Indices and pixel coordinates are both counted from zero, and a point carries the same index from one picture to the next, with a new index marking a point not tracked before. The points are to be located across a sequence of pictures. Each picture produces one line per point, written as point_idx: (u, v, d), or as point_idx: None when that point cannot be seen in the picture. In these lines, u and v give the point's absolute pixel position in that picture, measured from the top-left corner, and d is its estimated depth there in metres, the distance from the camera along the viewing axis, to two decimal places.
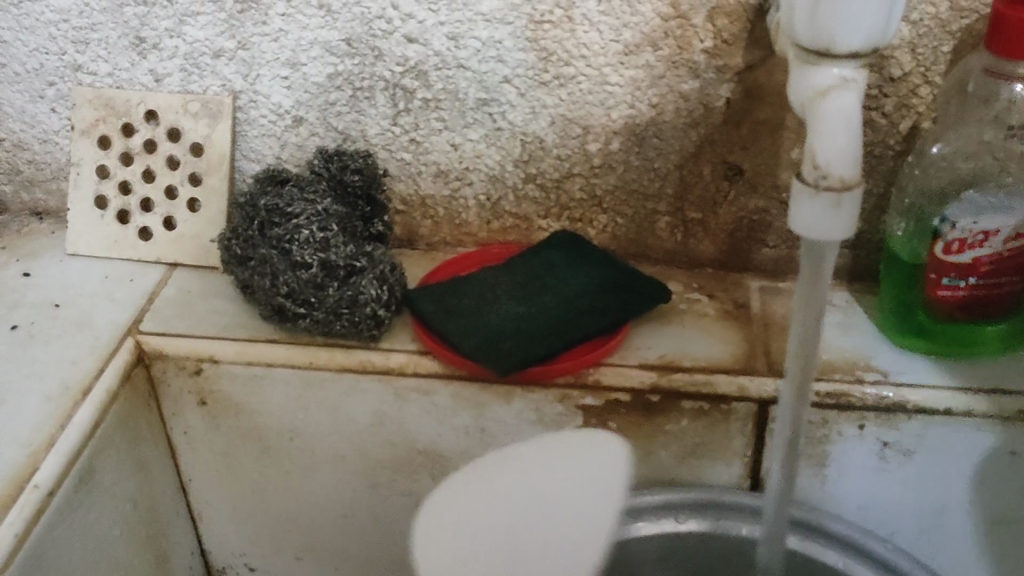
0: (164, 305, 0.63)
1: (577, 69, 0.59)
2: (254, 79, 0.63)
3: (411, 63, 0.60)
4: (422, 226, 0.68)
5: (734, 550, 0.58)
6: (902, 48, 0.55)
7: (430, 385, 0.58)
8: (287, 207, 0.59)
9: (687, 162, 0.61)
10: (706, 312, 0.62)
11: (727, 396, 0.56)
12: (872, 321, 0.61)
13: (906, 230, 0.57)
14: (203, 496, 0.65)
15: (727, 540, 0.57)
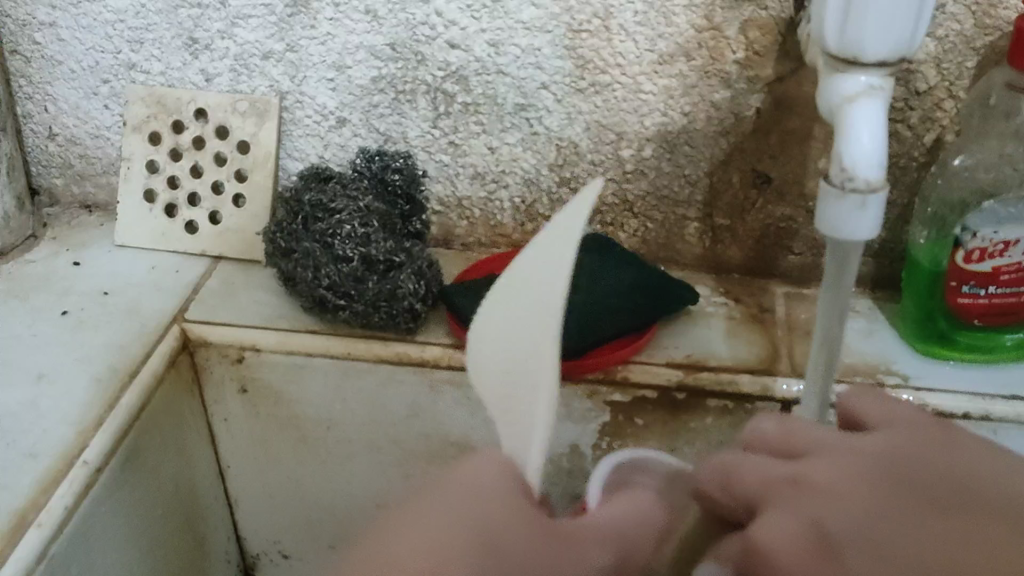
0: (207, 296, 0.65)
1: (613, 77, 0.61)
2: (301, 80, 0.65)
3: (453, 68, 0.63)
4: (458, 227, 0.70)
5: None
6: (928, 63, 0.57)
7: (463, 378, 0.60)
8: (330, 203, 0.61)
9: (717, 169, 0.63)
10: (732, 316, 0.64)
11: (751, 396, 0.58)
12: (893, 327, 0.63)
13: (929, 239, 0.59)
14: (241, 484, 0.68)
15: None
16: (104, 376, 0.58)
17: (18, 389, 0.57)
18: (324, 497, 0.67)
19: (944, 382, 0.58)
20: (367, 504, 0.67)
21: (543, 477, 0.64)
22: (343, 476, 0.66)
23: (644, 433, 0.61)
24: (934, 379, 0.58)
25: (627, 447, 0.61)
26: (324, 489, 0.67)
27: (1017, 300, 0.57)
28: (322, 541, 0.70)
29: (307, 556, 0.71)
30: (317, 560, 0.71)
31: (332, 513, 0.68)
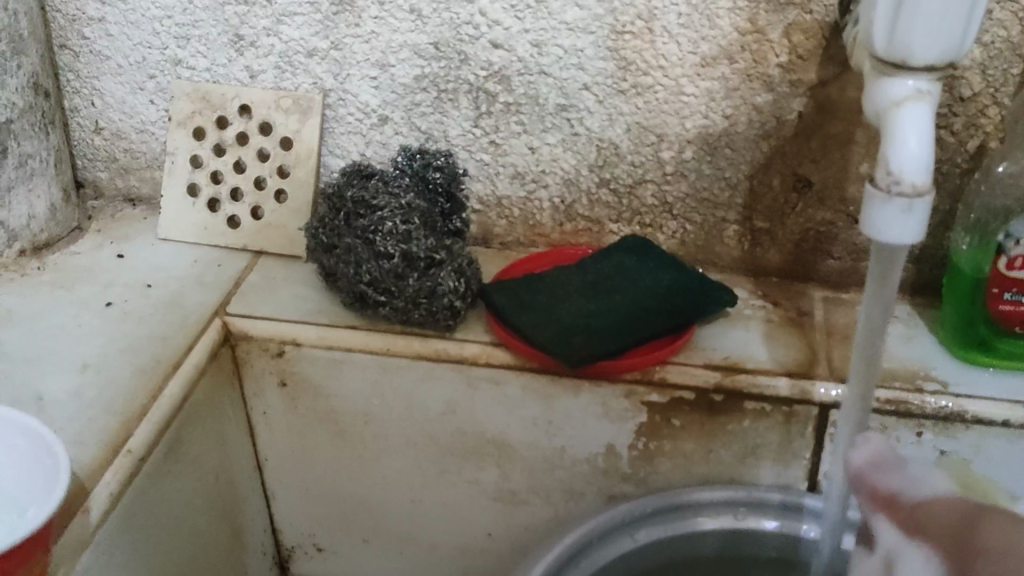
0: (249, 290, 0.66)
1: (655, 79, 0.61)
2: (345, 78, 0.66)
3: (496, 68, 0.63)
4: (497, 226, 0.70)
5: (791, 549, 0.59)
6: (973, 69, 0.57)
7: (501, 376, 0.61)
8: (372, 199, 0.62)
9: (758, 172, 0.63)
10: (770, 319, 0.64)
11: (789, 399, 0.58)
12: (933, 333, 0.63)
13: (972, 245, 0.59)
14: (278, 476, 0.68)
15: (783, 539, 0.59)
16: (148, 367, 0.58)
17: (64, 378, 0.57)
18: (359, 492, 0.68)
19: (984, 389, 0.58)
20: (403, 500, 0.67)
21: (578, 476, 0.64)
22: (379, 471, 0.66)
23: (681, 434, 0.61)
24: (974, 386, 0.58)
25: (663, 448, 0.61)
26: (359, 483, 0.67)
27: None
28: (357, 535, 0.71)
29: (342, 549, 0.72)
30: (352, 554, 0.72)
31: (367, 508, 0.69)
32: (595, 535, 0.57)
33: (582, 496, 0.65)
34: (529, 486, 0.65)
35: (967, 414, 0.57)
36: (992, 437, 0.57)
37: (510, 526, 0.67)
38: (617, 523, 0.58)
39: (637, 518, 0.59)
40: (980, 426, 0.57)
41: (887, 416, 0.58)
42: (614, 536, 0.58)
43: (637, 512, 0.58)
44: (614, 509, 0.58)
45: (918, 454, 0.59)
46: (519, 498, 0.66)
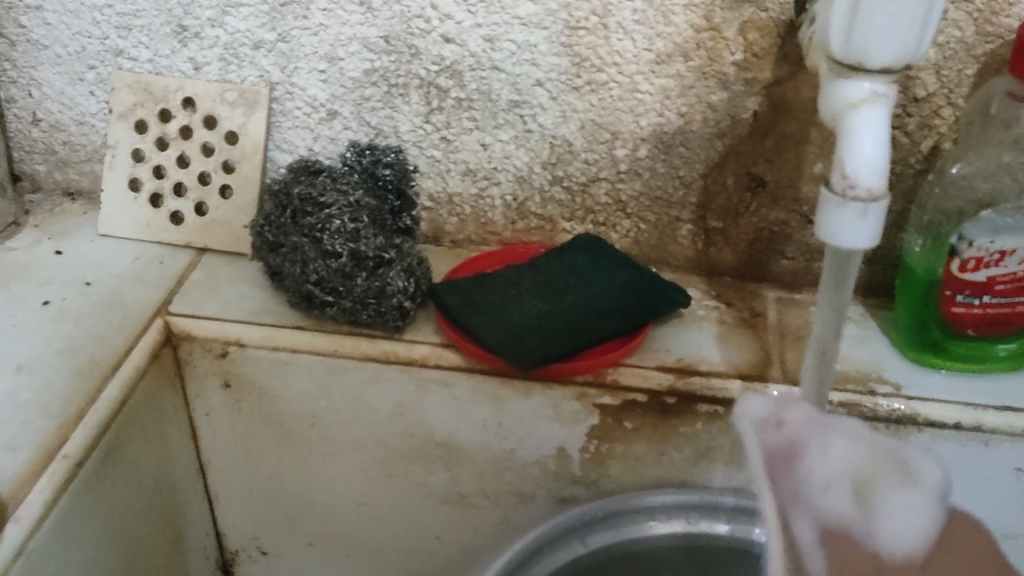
0: (191, 289, 0.64)
1: (609, 76, 0.60)
2: (292, 71, 0.64)
3: (447, 62, 0.62)
4: (448, 223, 0.69)
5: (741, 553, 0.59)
6: (927, 70, 0.57)
7: (451, 378, 0.59)
8: (320, 197, 0.60)
9: (712, 171, 0.63)
10: (723, 320, 0.63)
11: (742, 402, 0.57)
12: (885, 334, 0.63)
13: (924, 248, 0.59)
14: (221, 479, 0.67)
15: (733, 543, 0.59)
16: (86, 368, 0.56)
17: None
18: (305, 495, 0.66)
19: (936, 392, 0.58)
20: (350, 503, 0.66)
21: (529, 479, 0.63)
22: (325, 473, 0.65)
23: (633, 437, 0.60)
24: (925, 388, 0.58)
25: (615, 451, 0.61)
26: (305, 486, 0.66)
27: (1010, 310, 0.57)
28: (303, 539, 0.69)
29: (287, 553, 0.70)
30: (297, 558, 0.70)
31: (314, 511, 0.67)
32: (548, 539, 0.56)
33: (533, 499, 0.64)
34: (479, 489, 0.64)
35: (919, 417, 0.56)
36: (942, 440, 0.57)
37: (460, 529, 0.66)
38: (569, 525, 0.57)
39: (588, 521, 0.58)
40: (931, 429, 0.57)
41: (840, 419, 0.58)
42: (566, 540, 0.57)
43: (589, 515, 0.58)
44: (568, 513, 0.58)
45: None
46: (469, 501, 0.65)
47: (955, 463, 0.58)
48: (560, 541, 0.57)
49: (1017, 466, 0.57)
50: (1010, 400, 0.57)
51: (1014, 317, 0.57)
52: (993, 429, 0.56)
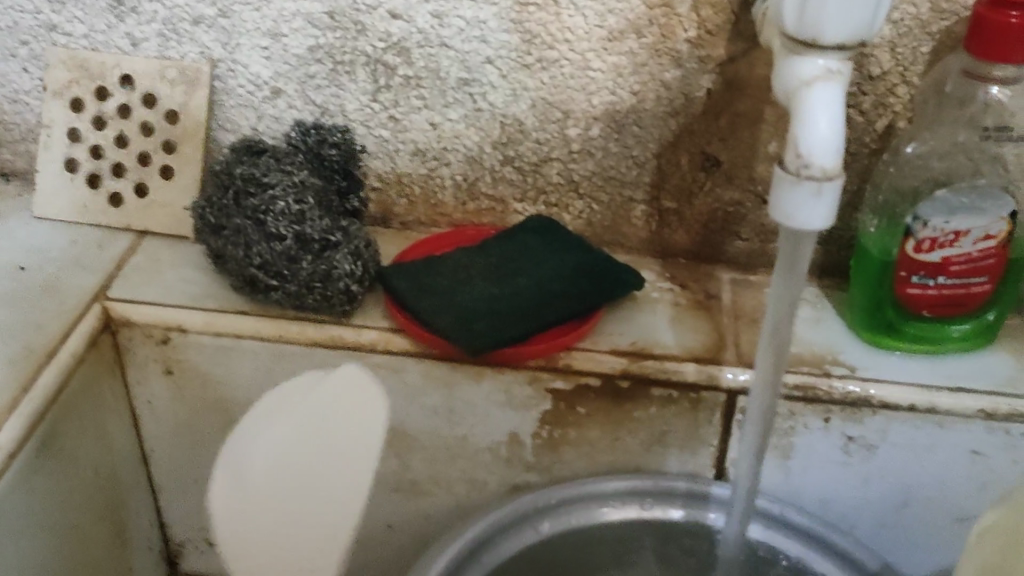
0: (131, 273, 0.62)
1: (560, 53, 0.59)
2: (234, 48, 0.62)
3: (394, 39, 0.60)
4: (397, 204, 0.67)
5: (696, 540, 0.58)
6: (882, 47, 0.56)
7: (400, 363, 0.58)
8: (263, 177, 0.58)
9: (666, 151, 0.62)
10: (677, 302, 0.62)
11: (697, 385, 0.56)
12: (841, 315, 0.62)
13: (879, 228, 0.58)
14: (164, 469, 0.65)
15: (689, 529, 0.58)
16: (20, 357, 0.54)
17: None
18: None
19: (891, 373, 0.57)
20: None
21: (480, 466, 0.62)
22: None
23: (586, 422, 0.59)
24: (880, 370, 0.57)
25: (568, 436, 0.60)
26: (251, 475, 0.64)
27: (965, 291, 0.56)
28: None
29: None
30: None
31: None
32: (498, 526, 0.55)
33: (485, 486, 0.63)
34: (430, 476, 0.63)
35: (874, 399, 0.56)
36: (897, 422, 0.57)
37: (412, 517, 0.65)
38: (519, 512, 0.56)
39: (538, 509, 0.57)
40: (887, 410, 0.56)
41: (795, 401, 0.57)
42: (516, 528, 0.56)
43: (540, 503, 0.57)
44: (518, 501, 0.57)
45: (826, 439, 0.58)
46: (420, 489, 0.63)
47: (911, 444, 0.57)
48: (511, 528, 0.56)
49: (972, 448, 0.57)
50: (964, 380, 0.57)
51: (969, 298, 0.57)
52: (948, 410, 0.56)
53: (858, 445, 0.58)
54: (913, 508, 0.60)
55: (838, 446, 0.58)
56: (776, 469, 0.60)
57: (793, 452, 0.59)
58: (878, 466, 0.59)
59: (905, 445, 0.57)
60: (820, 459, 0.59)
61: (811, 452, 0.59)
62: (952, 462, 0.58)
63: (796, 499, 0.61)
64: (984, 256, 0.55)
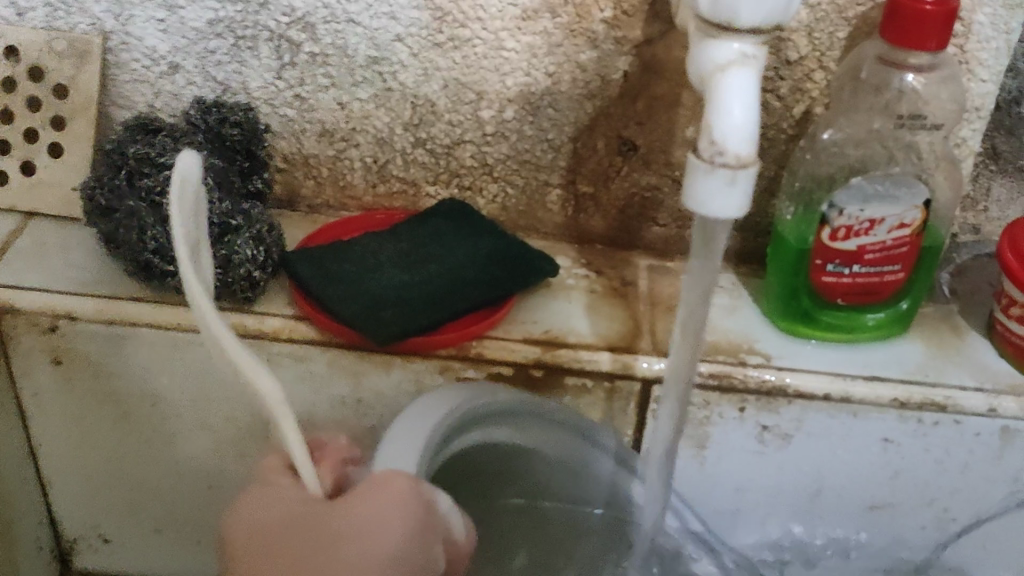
0: (16, 257, 0.59)
1: (472, 32, 0.57)
2: (127, 20, 0.59)
3: (299, 14, 0.57)
4: (304, 186, 0.65)
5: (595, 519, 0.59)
6: (799, 32, 0.55)
7: (306, 352, 0.56)
8: (157, 157, 0.55)
9: (581, 134, 0.60)
10: (593, 289, 0.61)
11: (611, 374, 0.55)
12: (757, 303, 0.62)
13: (795, 215, 0.57)
14: (54, 463, 0.61)
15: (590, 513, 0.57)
16: None
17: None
18: (149, 478, 0.62)
19: (806, 362, 0.57)
20: (199, 486, 0.62)
21: None
22: (171, 455, 0.60)
23: None
24: (795, 359, 0.57)
25: None
26: (148, 468, 0.61)
27: (879, 279, 0.56)
28: (148, 525, 0.65)
29: (131, 540, 0.66)
30: (142, 544, 0.66)
31: (159, 495, 0.63)
32: (451, 445, 0.52)
33: None
34: None
35: (789, 388, 0.55)
36: (812, 411, 0.56)
37: None
38: (470, 433, 0.53)
39: (493, 428, 0.55)
40: (801, 400, 0.56)
41: (710, 391, 0.56)
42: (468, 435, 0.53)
43: (494, 424, 0.54)
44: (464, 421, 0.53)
45: (741, 429, 0.57)
46: None
47: (825, 434, 0.57)
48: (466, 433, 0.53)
49: (884, 436, 0.57)
50: (877, 369, 0.57)
51: (883, 286, 0.56)
52: (862, 400, 0.55)
53: (773, 434, 0.57)
54: (826, 496, 0.60)
55: (752, 435, 0.58)
56: (691, 459, 0.59)
57: (708, 442, 0.58)
58: (792, 456, 0.58)
59: (820, 434, 0.57)
60: (735, 448, 0.58)
61: (725, 441, 0.58)
62: (866, 451, 0.58)
63: (711, 488, 0.60)
64: (898, 244, 0.55)
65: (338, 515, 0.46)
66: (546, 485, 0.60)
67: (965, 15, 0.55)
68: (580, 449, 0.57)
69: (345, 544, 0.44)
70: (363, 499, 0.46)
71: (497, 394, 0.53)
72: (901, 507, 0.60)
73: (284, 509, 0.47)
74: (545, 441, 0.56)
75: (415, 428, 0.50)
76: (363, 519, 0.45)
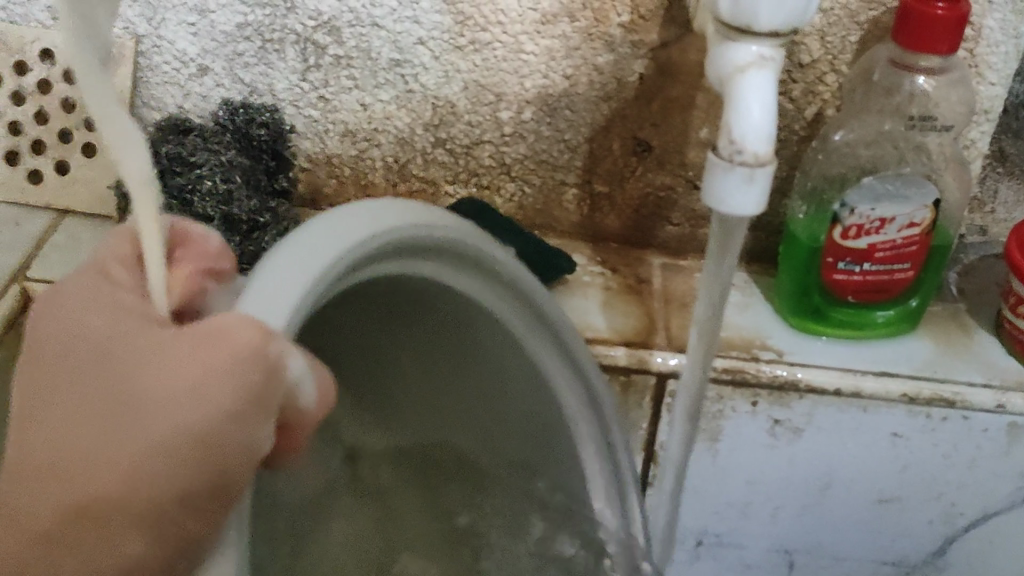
0: (50, 252, 0.60)
1: (493, 35, 0.58)
2: (159, 23, 0.60)
3: (325, 18, 0.59)
4: (327, 185, 0.66)
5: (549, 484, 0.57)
6: (812, 36, 0.57)
7: None
8: (189, 155, 0.57)
9: (598, 135, 0.62)
10: (608, 286, 0.63)
11: (627, 369, 0.57)
12: (769, 301, 0.63)
13: (807, 214, 0.59)
14: None
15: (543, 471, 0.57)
16: None
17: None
18: None
19: (817, 358, 0.58)
20: None
21: None
22: None
23: None
24: (807, 355, 0.58)
25: None
26: None
27: (888, 277, 0.57)
28: None
29: None
30: None
31: None
32: (364, 275, 0.40)
33: None
34: None
35: (801, 383, 0.57)
36: (823, 405, 0.58)
37: None
38: (407, 267, 0.44)
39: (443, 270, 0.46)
40: (812, 394, 0.57)
41: (723, 385, 0.58)
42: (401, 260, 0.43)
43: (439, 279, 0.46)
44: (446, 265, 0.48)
45: (753, 422, 0.59)
46: None
47: (835, 427, 0.58)
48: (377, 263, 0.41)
49: (893, 430, 0.58)
50: (886, 365, 0.58)
51: (893, 284, 0.58)
52: (872, 394, 0.57)
53: (784, 428, 0.59)
54: (836, 490, 0.61)
55: (764, 429, 0.59)
56: (704, 452, 0.61)
57: (721, 436, 0.60)
58: (803, 449, 0.60)
59: (830, 428, 0.58)
60: (747, 441, 0.60)
61: (738, 435, 0.60)
62: (876, 445, 0.59)
63: (724, 481, 0.62)
64: (908, 242, 0.56)
65: (146, 332, 0.29)
66: (496, 389, 0.53)
67: (974, 20, 0.57)
68: (530, 352, 0.51)
69: (142, 373, 0.28)
70: (198, 335, 0.30)
71: (440, 223, 0.44)
72: (910, 501, 0.61)
73: (100, 318, 0.30)
74: (513, 318, 0.50)
75: (326, 251, 0.36)
76: (174, 349, 0.28)
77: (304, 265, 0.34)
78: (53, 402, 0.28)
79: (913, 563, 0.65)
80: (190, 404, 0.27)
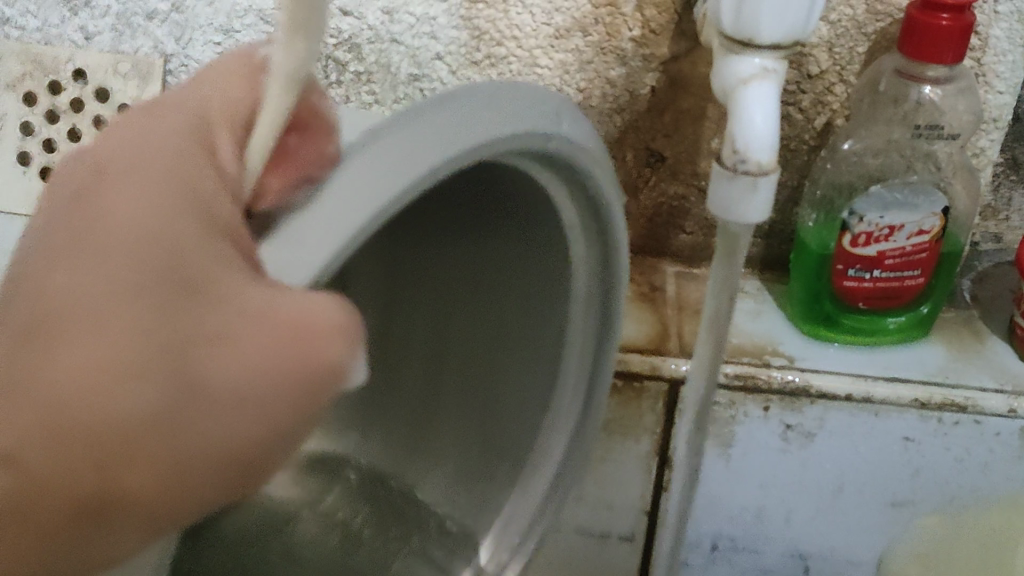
0: None
1: (508, 50, 0.60)
2: (187, 43, 0.63)
3: (345, 35, 0.61)
4: None
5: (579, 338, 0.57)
6: (820, 47, 0.58)
7: None
8: None
9: (611, 146, 0.63)
10: (622, 294, 0.64)
11: (640, 374, 0.58)
12: (781, 308, 0.64)
13: (816, 222, 0.60)
14: None
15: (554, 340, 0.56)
16: None
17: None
18: None
19: (828, 364, 0.59)
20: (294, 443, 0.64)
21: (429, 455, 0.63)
22: None
23: None
24: (818, 361, 0.59)
25: None
26: None
27: (898, 284, 0.58)
28: None
29: None
30: None
31: None
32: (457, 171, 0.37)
33: None
34: None
35: (811, 389, 0.58)
36: (834, 411, 0.59)
37: None
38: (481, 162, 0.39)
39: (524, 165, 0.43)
40: (823, 399, 0.58)
41: (735, 391, 0.59)
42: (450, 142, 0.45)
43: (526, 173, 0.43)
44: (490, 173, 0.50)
45: (765, 427, 0.60)
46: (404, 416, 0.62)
47: (847, 432, 0.59)
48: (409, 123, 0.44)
49: (905, 435, 0.59)
50: (897, 370, 0.59)
51: (902, 290, 0.59)
52: (882, 399, 0.58)
53: (796, 433, 0.60)
54: (849, 494, 0.62)
55: (777, 434, 0.60)
56: (717, 457, 0.62)
57: (734, 441, 0.61)
58: (816, 454, 0.61)
59: (842, 432, 0.59)
60: (760, 446, 0.61)
61: (751, 439, 0.61)
62: (887, 450, 0.60)
63: (738, 485, 0.63)
64: (917, 250, 0.57)
65: (230, 273, 0.26)
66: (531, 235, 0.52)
67: (980, 30, 0.57)
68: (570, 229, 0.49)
69: (213, 355, 0.25)
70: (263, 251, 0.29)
71: (557, 130, 0.39)
72: (923, 506, 0.62)
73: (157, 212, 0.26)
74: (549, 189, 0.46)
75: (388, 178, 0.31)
76: (256, 304, 0.26)
77: (384, 180, 0.31)
78: (104, 275, 0.25)
79: (929, 568, 0.65)
80: (253, 425, 0.25)
